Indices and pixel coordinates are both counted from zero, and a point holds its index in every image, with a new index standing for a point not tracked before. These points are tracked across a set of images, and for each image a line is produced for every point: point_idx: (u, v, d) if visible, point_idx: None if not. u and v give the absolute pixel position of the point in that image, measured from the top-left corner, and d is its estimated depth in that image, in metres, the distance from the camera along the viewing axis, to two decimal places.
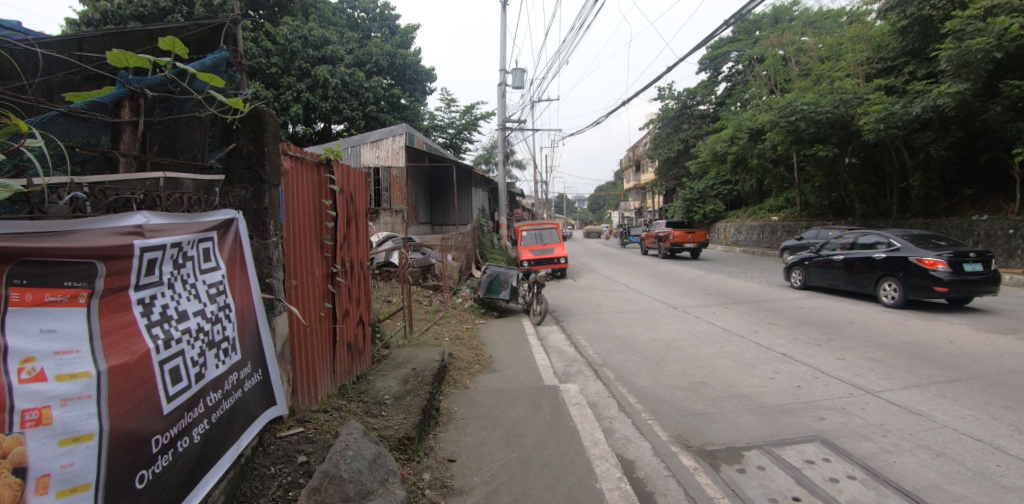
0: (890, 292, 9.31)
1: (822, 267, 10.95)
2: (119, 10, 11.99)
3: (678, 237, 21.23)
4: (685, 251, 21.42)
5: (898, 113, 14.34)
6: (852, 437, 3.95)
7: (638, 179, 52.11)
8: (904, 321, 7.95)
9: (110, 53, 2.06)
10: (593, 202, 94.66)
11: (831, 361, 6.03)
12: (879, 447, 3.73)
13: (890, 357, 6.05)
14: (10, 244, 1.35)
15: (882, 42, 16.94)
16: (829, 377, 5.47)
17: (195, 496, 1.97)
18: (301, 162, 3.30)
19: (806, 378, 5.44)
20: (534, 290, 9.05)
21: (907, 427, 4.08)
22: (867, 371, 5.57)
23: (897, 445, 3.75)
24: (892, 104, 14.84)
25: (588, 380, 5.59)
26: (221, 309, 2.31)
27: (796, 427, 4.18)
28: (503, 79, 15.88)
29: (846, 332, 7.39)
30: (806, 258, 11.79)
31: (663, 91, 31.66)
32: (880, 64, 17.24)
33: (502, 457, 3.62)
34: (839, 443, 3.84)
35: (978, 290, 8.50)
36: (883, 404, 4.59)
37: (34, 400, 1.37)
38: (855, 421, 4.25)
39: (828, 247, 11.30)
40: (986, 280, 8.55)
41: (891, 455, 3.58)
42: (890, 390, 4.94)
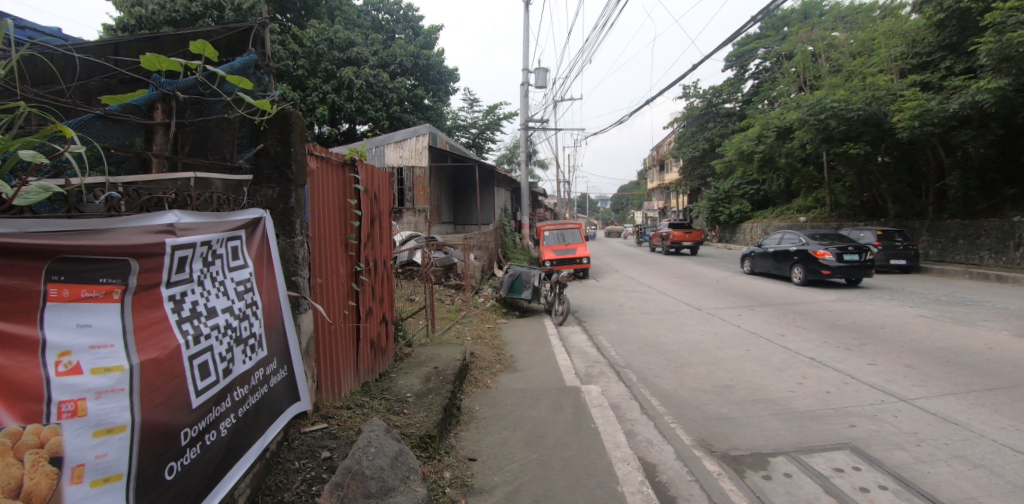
0: (798, 274, 12.59)
1: (760, 256, 14.19)
2: (153, 16, 12.42)
3: (676, 237, 23.58)
4: (683, 249, 23.74)
5: (934, 110, 13.73)
6: (885, 445, 3.77)
7: (661, 179, 51.37)
8: (941, 326, 7.57)
9: (144, 57, 2.12)
10: (616, 202, 93.69)
11: (862, 366, 5.78)
12: (912, 457, 3.56)
13: (926, 363, 5.76)
14: (50, 242, 1.41)
15: (918, 36, 16.20)
16: (859, 382, 5.25)
17: (221, 489, 2.01)
18: (326, 161, 3.35)
19: (836, 384, 5.24)
20: (557, 290, 8.99)
21: (943, 436, 3.87)
22: (901, 378, 5.32)
23: (932, 455, 3.57)
24: (928, 100, 14.21)
25: (610, 382, 5.52)
26: (249, 306, 2.36)
27: (825, 434, 4.02)
28: (526, 79, 15.77)
29: (879, 337, 7.08)
30: (754, 249, 15.00)
31: (688, 90, 31.02)
32: (916, 59, 16.46)
33: (524, 457, 3.60)
34: (870, 451, 3.67)
35: (857, 273, 11.61)
36: (918, 412, 4.37)
37: (70, 392, 1.42)
38: (887, 429, 4.06)
39: (769, 241, 14.45)
40: (864, 266, 11.64)
41: (926, 465, 3.41)
42: (925, 398, 4.71)
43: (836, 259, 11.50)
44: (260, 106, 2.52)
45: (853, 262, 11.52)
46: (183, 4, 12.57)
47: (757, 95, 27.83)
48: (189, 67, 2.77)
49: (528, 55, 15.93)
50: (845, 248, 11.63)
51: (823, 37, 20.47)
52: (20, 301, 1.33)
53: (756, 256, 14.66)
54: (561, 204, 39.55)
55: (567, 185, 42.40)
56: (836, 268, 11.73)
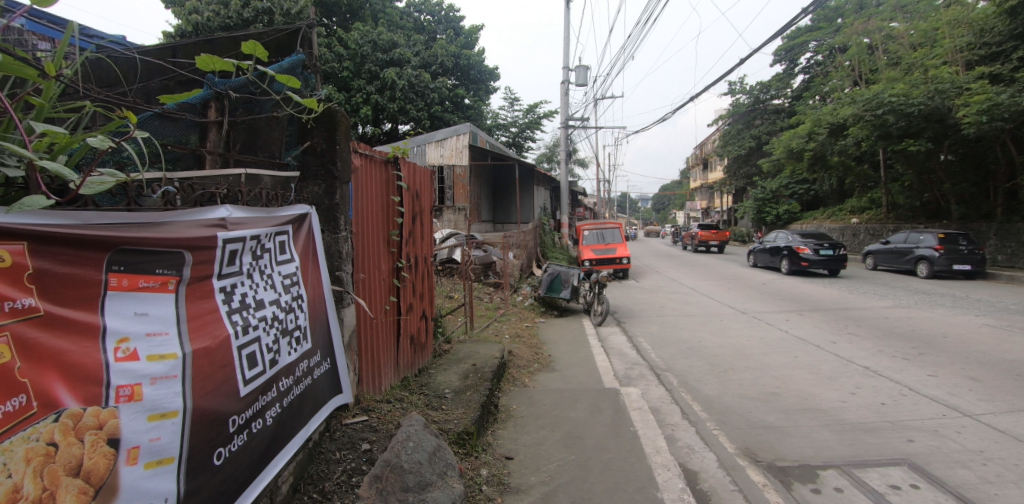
0: (786, 266, 15.24)
1: (759, 251, 16.79)
2: (208, 23, 12.95)
3: (704, 236, 25.40)
4: (711, 248, 25.39)
5: (1005, 103, 12.51)
6: (947, 463, 3.43)
7: (705, 178, 49.72)
8: (1009, 337, 6.88)
9: (200, 57, 2.20)
10: (657, 201, 91.39)
11: (922, 377, 5.32)
12: (978, 476, 3.22)
13: (994, 377, 5.23)
14: (111, 234, 1.50)
15: (986, 25, 14.80)
16: (919, 395, 4.83)
17: (266, 476, 2.08)
18: (370, 159, 3.40)
19: (892, 395, 4.84)
20: (596, 290, 8.84)
21: (1014, 456, 3.48)
22: (964, 391, 4.86)
23: (1001, 476, 3.22)
24: (997, 94, 12.95)
25: (650, 384, 5.34)
26: (295, 299, 2.43)
27: (880, 448, 3.71)
28: (567, 77, 15.56)
29: (940, 346, 6.51)
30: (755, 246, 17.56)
31: (734, 85, 29.74)
32: (984, 49, 15.09)
33: (561, 458, 3.53)
34: (930, 468, 3.36)
35: (833, 264, 14.14)
36: (984, 429, 3.97)
37: (128, 376, 1.49)
38: (950, 445, 3.70)
39: (768, 239, 16.95)
40: (839, 258, 14.15)
41: (994, 486, 3.08)
42: (992, 414, 4.27)
43: (814, 253, 14.12)
44: (306, 104, 2.57)
45: (829, 255, 14.09)
46: (236, 10, 12.83)
47: (808, 90, 26.31)
48: (241, 67, 2.91)
49: (569, 54, 15.77)
50: (821, 244, 14.23)
51: (880, 28, 19.05)
52: (84, 289, 1.41)
53: (757, 251, 17.16)
54: (601, 203, 38.89)
55: (607, 184, 41.68)
56: (814, 260, 14.34)
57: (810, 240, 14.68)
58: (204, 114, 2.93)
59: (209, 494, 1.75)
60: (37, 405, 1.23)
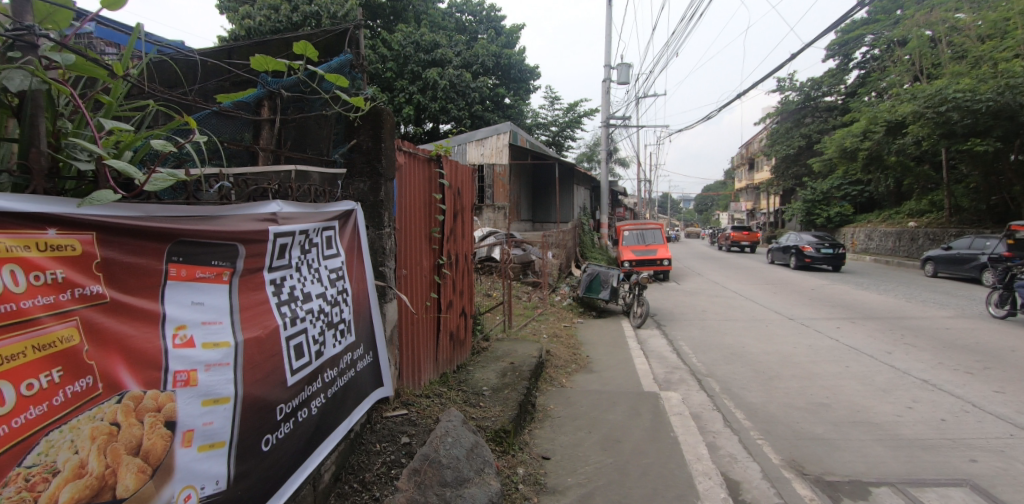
0: (793, 262, 17.41)
1: (774, 250, 18.93)
2: (260, 27, 13.40)
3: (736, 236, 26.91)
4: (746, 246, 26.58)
5: None
6: (1015, 486, 3.12)
7: (750, 178, 47.75)
8: None
9: (255, 58, 2.26)
10: (699, 202, 88.23)
11: (988, 393, 4.87)
12: None
13: None
14: (170, 226, 1.57)
15: None
16: (983, 412, 4.42)
17: (311, 463, 2.13)
18: (414, 157, 3.44)
19: (953, 411, 4.45)
20: (636, 292, 8.63)
21: None
22: None
23: None
24: None
25: (691, 390, 5.15)
26: (340, 293, 2.49)
27: (939, 467, 3.42)
28: (608, 75, 15.30)
29: (1008, 361, 5.94)
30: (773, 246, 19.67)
31: (783, 82, 28.33)
32: None
33: (599, 461, 3.46)
34: (996, 491, 3.06)
35: (834, 261, 16.15)
36: None
37: (185, 362, 1.57)
38: (1019, 468, 3.35)
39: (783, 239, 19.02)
40: (839, 256, 16.17)
41: None
42: None
43: (815, 251, 16.25)
44: (354, 103, 2.58)
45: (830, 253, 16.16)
46: (286, 14, 13.20)
47: (863, 86, 24.71)
48: (293, 67, 3.01)
49: (611, 51, 15.47)
50: (823, 243, 16.31)
51: (944, 19, 17.55)
52: (146, 279, 1.49)
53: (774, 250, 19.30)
54: (641, 203, 37.93)
55: (647, 185, 40.65)
56: (817, 257, 16.47)
57: (814, 240, 16.75)
58: (258, 113, 3.03)
59: (257, 479, 1.82)
60: (102, 387, 1.33)
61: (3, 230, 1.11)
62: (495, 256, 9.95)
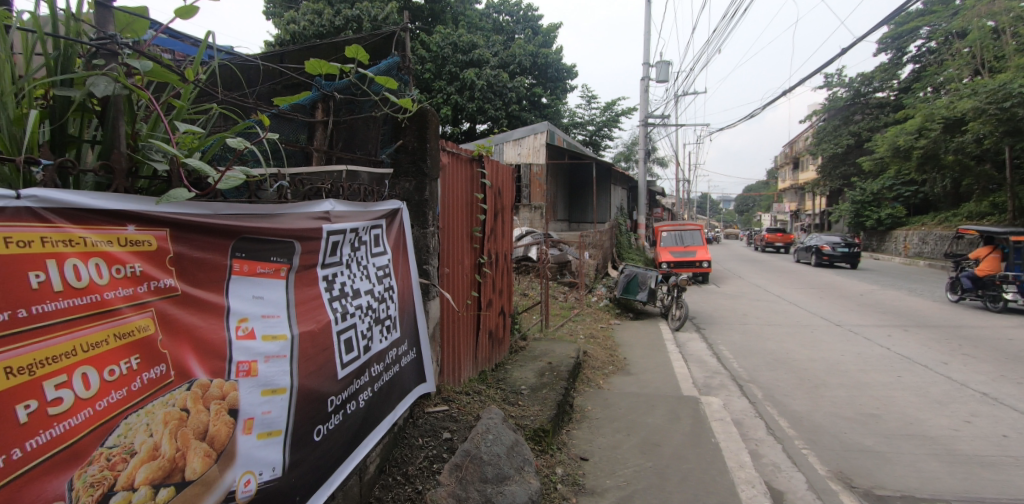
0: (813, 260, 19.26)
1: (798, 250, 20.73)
2: (304, 31, 13.82)
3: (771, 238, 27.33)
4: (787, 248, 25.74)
5: None
6: None
7: (795, 179, 45.87)
8: None
9: (309, 62, 2.29)
10: (738, 203, 85.15)
11: None
12: None
13: None
14: (235, 224, 1.66)
15: None
16: None
17: (358, 455, 2.20)
18: (457, 157, 3.48)
19: (1019, 428, 4.13)
20: (675, 294, 8.45)
21: None
22: None
23: None
24: None
25: (732, 396, 4.99)
26: (387, 289, 2.55)
27: (1003, 486, 3.18)
28: (647, 73, 15.02)
29: None
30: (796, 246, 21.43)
31: (831, 78, 27.04)
32: None
33: (637, 463, 3.40)
34: None
35: (851, 259, 17.90)
36: None
37: (247, 353, 1.65)
38: None
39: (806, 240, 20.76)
40: (855, 254, 17.93)
41: None
42: None
43: (834, 250, 17.92)
44: (402, 104, 2.62)
45: (847, 252, 17.92)
46: (329, 19, 13.52)
47: (919, 81, 23.28)
48: (345, 71, 3.10)
49: (649, 48, 15.16)
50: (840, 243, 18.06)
51: (1010, 8, 16.29)
52: (213, 273, 1.57)
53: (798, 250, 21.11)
54: (680, 204, 37.02)
55: (685, 184, 39.69)
56: (835, 255, 18.22)
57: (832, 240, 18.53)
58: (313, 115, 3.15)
59: (310, 467, 1.89)
60: (175, 374, 1.42)
61: (88, 227, 1.23)
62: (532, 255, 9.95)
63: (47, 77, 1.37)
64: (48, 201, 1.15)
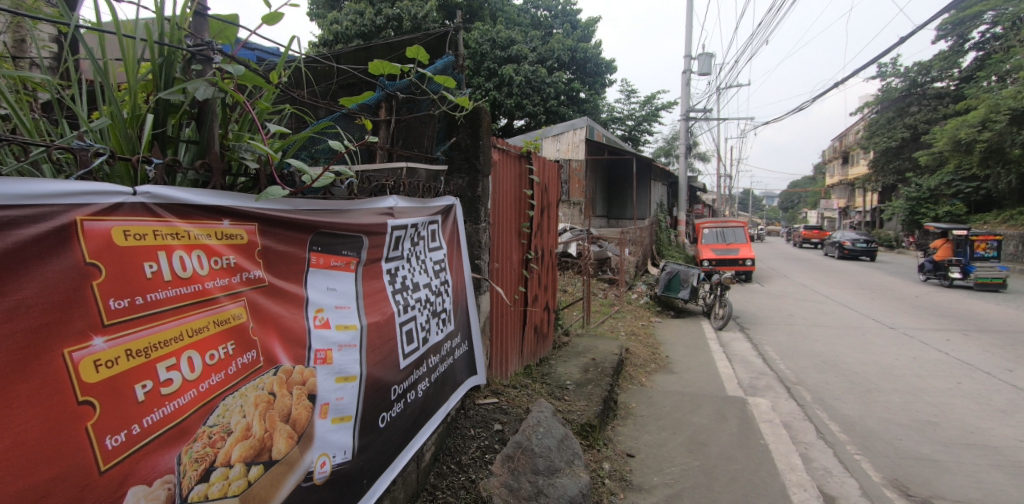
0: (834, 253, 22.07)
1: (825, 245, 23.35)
2: (347, 31, 14.13)
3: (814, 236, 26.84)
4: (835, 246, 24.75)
5: None
6: None
7: (844, 174, 43.88)
8: None
9: (374, 63, 2.36)
10: (781, 198, 81.57)
11: None
12: None
13: None
14: (312, 218, 1.75)
15: None
16: None
17: (416, 442, 2.28)
18: (507, 153, 3.52)
19: None
20: (718, 292, 8.28)
21: None
22: None
23: None
24: None
25: (780, 397, 4.87)
26: (443, 284, 2.64)
27: None
28: (689, 66, 14.62)
29: None
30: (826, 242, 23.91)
31: (885, 68, 25.58)
32: None
33: (685, 462, 3.39)
34: None
35: (868, 253, 20.57)
36: None
37: (324, 342, 1.76)
38: None
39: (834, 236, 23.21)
40: (872, 249, 20.55)
41: None
42: None
43: (854, 245, 20.52)
44: (459, 102, 2.67)
45: (866, 247, 20.47)
46: (371, 18, 13.74)
47: (983, 69, 21.70)
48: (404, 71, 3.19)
49: (692, 40, 14.72)
50: (860, 240, 20.65)
51: None
52: (294, 265, 1.68)
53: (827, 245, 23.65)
54: (720, 200, 35.92)
55: (725, 180, 38.62)
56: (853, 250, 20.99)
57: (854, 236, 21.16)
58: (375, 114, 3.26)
59: (376, 451, 1.99)
60: (263, 360, 1.53)
61: (191, 222, 1.33)
62: (573, 252, 9.93)
63: (153, 85, 1.49)
64: (160, 197, 1.26)
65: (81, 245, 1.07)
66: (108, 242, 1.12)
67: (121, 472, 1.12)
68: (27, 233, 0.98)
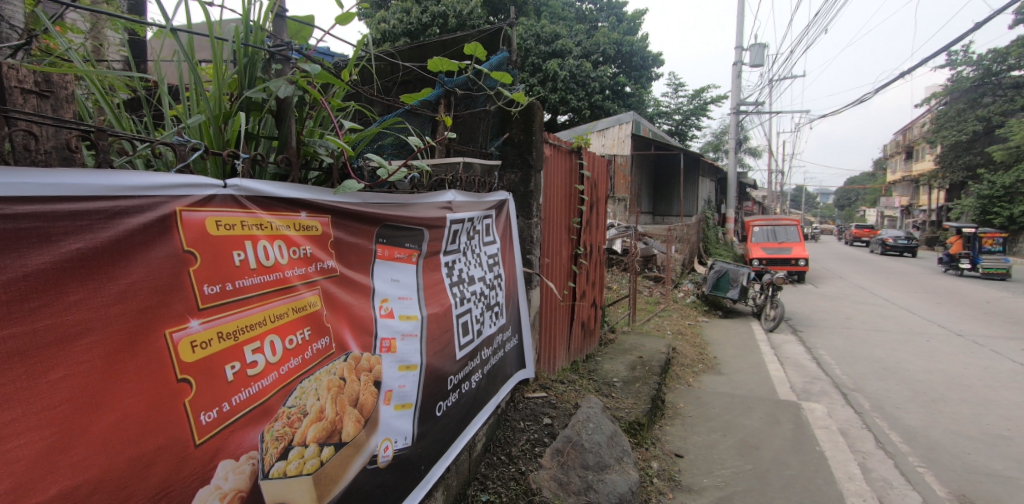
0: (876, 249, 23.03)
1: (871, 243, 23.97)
2: (394, 29, 14.43)
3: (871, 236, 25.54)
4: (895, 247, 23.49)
5: None
6: None
7: (906, 170, 41.35)
8: None
9: (433, 60, 2.38)
10: (835, 196, 76.93)
11: None
12: None
13: None
14: (379, 212, 1.82)
15: None
16: None
17: (470, 432, 2.34)
18: (558, 148, 3.52)
19: None
20: (770, 293, 7.98)
21: None
22: None
23: None
24: None
25: (836, 404, 4.65)
26: (496, 277, 2.69)
27: None
28: (740, 57, 14.05)
29: None
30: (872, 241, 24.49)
31: (956, 55, 23.77)
32: None
33: (736, 465, 3.30)
34: None
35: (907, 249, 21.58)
36: None
37: (389, 331, 1.84)
38: None
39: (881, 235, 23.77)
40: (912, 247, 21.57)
41: None
42: None
43: (896, 243, 21.57)
44: (515, 97, 2.66)
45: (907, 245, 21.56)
46: (417, 16, 13.95)
47: None
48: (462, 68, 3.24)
49: (744, 30, 14.14)
50: (900, 237, 21.86)
51: None
52: (363, 257, 1.76)
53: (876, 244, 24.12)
54: (769, 196, 34.56)
55: (776, 177, 37.01)
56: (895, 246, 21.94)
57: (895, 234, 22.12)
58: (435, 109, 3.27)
59: (434, 438, 2.06)
60: (335, 347, 1.61)
61: (273, 213, 1.41)
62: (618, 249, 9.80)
63: (236, 85, 1.59)
64: (250, 190, 1.34)
65: (180, 234, 1.15)
66: (202, 232, 1.20)
67: (213, 446, 1.20)
68: (136, 222, 1.06)
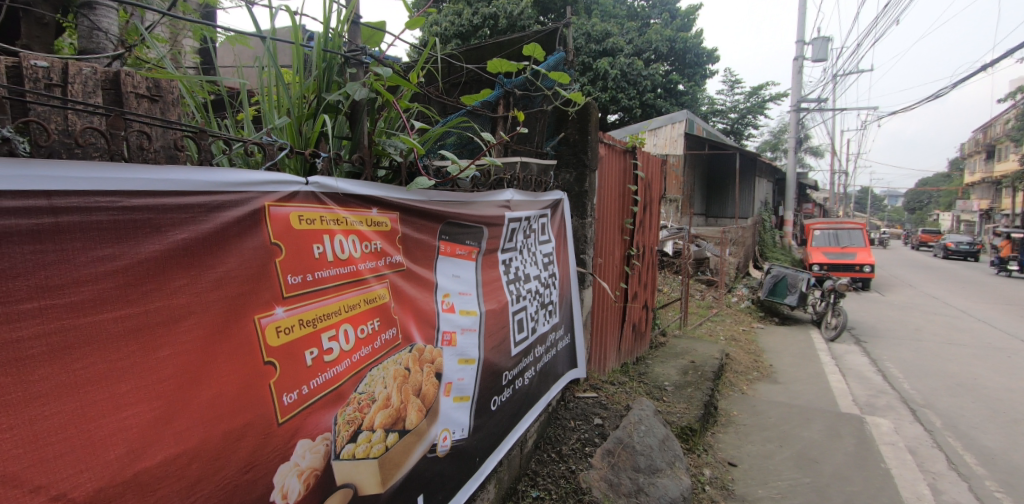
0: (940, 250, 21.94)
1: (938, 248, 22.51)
2: (447, 32, 14.71)
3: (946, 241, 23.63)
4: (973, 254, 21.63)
5: None
6: None
7: (987, 171, 37.95)
8: None
9: (491, 62, 2.42)
10: (905, 198, 71.40)
11: None
12: None
13: None
14: (442, 209, 1.89)
15: None
16: None
17: (522, 426, 2.38)
18: (613, 148, 3.49)
19: None
20: (831, 300, 7.55)
21: None
22: None
23: None
24: None
25: (904, 420, 4.34)
26: (551, 276, 2.71)
27: None
28: (802, 51, 13.34)
29: None
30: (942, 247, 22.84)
31: None
32: None
33: (793, 477, 3.16)
34: None
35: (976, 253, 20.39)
36: None
37: (450, 325, 1.91)
38: None
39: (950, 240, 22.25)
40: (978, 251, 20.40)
41: None
42: None
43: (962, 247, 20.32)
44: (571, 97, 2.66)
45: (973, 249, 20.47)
46: (469, 18, 14.15)
47: None
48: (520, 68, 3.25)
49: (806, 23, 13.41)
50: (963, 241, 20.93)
51: None
52: (428, 252, 1.83)
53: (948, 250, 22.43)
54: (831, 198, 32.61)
55: (841, 177, 34.84)
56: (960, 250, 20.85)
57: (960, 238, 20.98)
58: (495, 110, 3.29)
59: (489, 431, 2.12)
60: (401, 337, 1.68)
61: (348, 209, 1.49)
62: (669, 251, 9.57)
63: (313, 88, 1.70)
64: (331, 188, 1.43)
65: (268, 227, 1.24)
66: (287, 226, 1.29)
67: (294, 425, 1.29)
68: (231, 215, 1.15)
